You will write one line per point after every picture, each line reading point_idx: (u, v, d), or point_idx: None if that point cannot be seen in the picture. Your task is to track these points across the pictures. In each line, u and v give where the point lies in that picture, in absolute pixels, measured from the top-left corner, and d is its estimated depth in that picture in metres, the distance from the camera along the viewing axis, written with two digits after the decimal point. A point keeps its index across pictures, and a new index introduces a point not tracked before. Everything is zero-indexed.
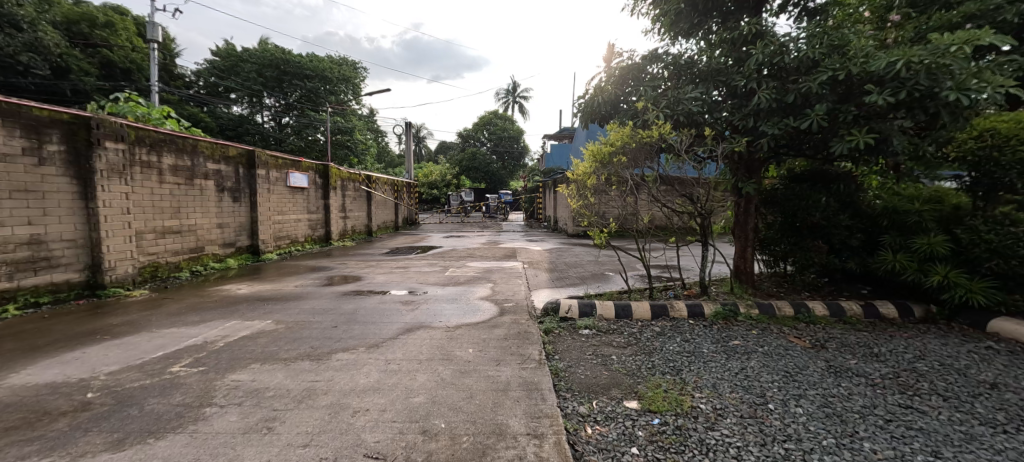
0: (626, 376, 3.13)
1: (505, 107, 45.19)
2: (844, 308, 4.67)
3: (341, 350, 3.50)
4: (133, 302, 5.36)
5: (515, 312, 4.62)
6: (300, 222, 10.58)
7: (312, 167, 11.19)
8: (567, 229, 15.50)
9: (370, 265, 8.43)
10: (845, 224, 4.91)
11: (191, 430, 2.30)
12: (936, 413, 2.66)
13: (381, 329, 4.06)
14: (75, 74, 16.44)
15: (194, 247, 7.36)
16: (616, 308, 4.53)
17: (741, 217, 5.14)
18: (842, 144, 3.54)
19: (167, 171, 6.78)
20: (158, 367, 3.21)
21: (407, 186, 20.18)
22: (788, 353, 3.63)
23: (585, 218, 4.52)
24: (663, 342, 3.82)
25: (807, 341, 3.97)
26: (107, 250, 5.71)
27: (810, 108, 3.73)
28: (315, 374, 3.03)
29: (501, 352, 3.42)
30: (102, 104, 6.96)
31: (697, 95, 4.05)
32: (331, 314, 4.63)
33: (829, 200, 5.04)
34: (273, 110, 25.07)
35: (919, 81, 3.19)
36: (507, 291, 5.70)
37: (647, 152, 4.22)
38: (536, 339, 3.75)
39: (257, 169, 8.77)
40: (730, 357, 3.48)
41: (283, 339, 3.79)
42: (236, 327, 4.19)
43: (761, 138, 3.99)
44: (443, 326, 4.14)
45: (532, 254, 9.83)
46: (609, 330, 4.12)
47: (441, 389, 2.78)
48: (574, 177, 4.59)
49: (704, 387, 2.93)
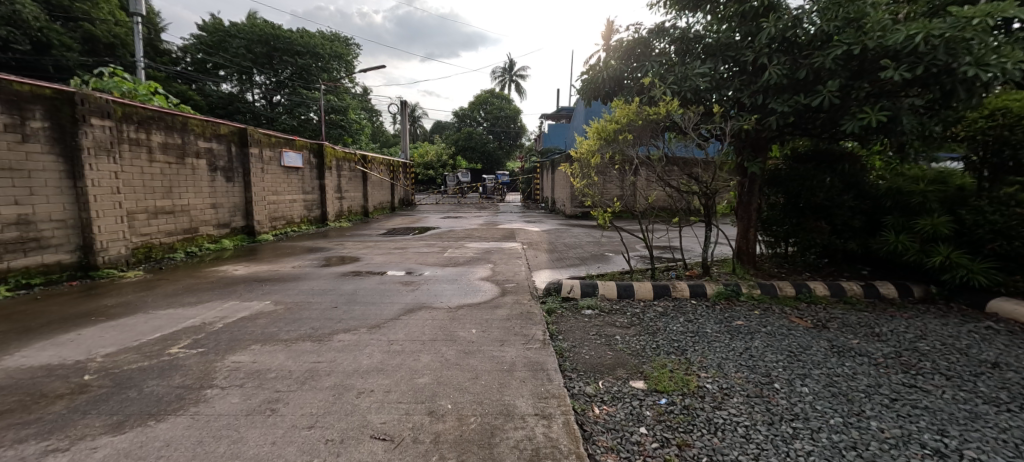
0: (631, 356, 3.12)
1: (502, 86, 44.30)
2: (845, 288, 4.69)
3: (343, 330, 3.46)
4: (127, 283, 5.27)
5: (517, 292, 4.58)
6: (295, 203, 10.45)
7: (307, 146, 10.95)
8: (565, 210, 15.46)
9: (368, 245, 8.36)
10: (849, 205, 4.86)
11: (192, 412, 2.25)
12: (940, 392, 2.67)
13: (382, 310, 4.01)
14: (57, 50, 15.88)
15: (188, 228, 7.23)
16: (619, 288, 4.52)
17: (745, 197, 5.10)
18: (854, 122, 3.47)
19: (157, 150, 6.60)
20: (157, 348, 3.16)
21: (403, 167, 19.99)
22: (791, 333, 3.64)
23: (590, 199, 4.40)
24: (666, 322, 3.81)
25: (809, 321, 3.98)
26: (98, 230, 5.57)
27: (821, 85, 3.65)
28: (317, 355, 2.99)
29: (504, 332, 3.39)
30: (85, 79, 6.71)
31: (706, 71, 3.94)
32: (330, 294, 4.58)
33: (833, 180, 4.98)
34: (264, 88, 24.50)
35: (937, 56, 3.10)
36: (508, 272, 5.66)
37: (652, 131, 4.07)
38: (539, 319, 3.72)
39: (249, 147, 8.55)
40: (733, 337, 3.47)
41: (283, 320, 3.74)
42: (235, 308, 4.13)
43: (770, 117, 3.92)
44: (445, 307, 4.10)
45: (531, 235, 9.76)
46: (612, 310, 4.11)
47: (446, 369, 2.74)
48: (576, 155, 4.50)
49: (710, 367, 2.92)
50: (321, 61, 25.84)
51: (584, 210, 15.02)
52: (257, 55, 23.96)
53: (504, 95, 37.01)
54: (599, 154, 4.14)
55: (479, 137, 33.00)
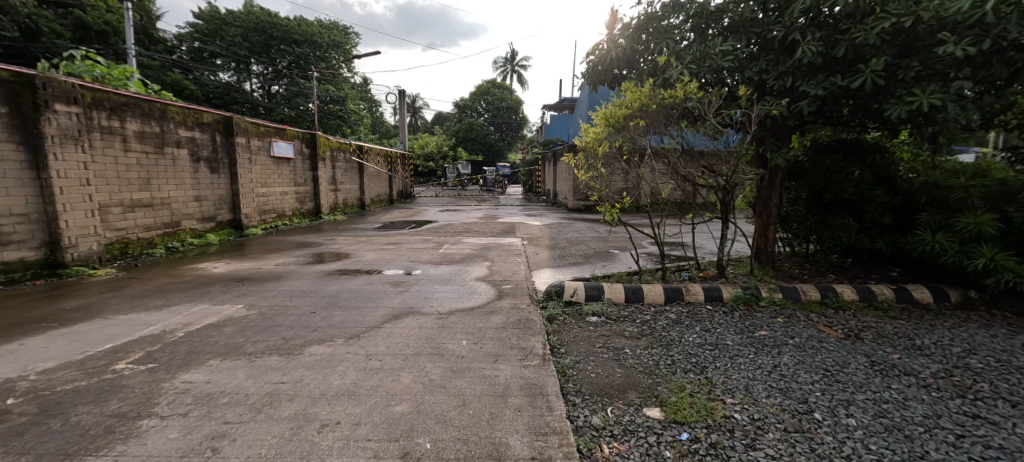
0: (644, 376, 2.71)
1: (504, 76, 43.64)
2: (875, 292, 4.28)
3: (316, 342, 3.06)
4: (95, 282, 4.88)
5: (515, 296, 4.17)
6: (286, 195, 10.05)
7: (298, 136, 10.51)
8: (567, 203, 15.02)
9: (360, 240, 7.96)
10: (880, 200, 4.40)
11: (116, 453, 1.86)
12: (1011, 425, 2.26)
13: (364, 316, 3.61)
14: (47, 37, 15.41)
15: (169, 222, 6.84)
16: (627, 291, 4.11)
17: (764, 192, 4.67)
18: (901, 107, 3.04)
19: (132, 138, 6.19)
20: (102, 363, 2.76)
21: (402, 159, 19.55)
22: (822, 346, 3.23)
23: (595, 193, 3.96)
24: (680, 332, 3.40)
25: (839, 331, 3.57)
26: (66, 225, 5.18)
27: (862, 64, 3.21)
28: (281, 373, 2.59)
29: (499, 345, 2.98)
30: (55, 62, 6.28)
31: (729, 48, 3.48)
32: (310, 297, 4.17)
33: (863, 173, 4.53)
34: (261, 78, 23.99)
35: (1007, 27, 2.65)
36: (505, 271, 5.24)
37: (667, 118, 3.63)
38: (538, 328, 3.32)
39: (236, 137, 8.13)
40: (759, 352, 3.06)
41: (253, 328, 3.34)
42: (203, 313, 3.73)
43: (800, 101, 3.49)
44: (434, 312, 3.70)
45: (531, 230, 9.33)
46: (619, 317, 3.70)
47: (428, 394, 2.34)
48: (580, 145, 4.05)
49: (736, 390, 2.51)
50: (319, 50, 25.28)
51: (587, 203, 14.57)
52: (253, 43, 23.42)
53: (505, 85, 36.32)
54: (607, 143, 3.70)
55: (480, 128, 32.36)
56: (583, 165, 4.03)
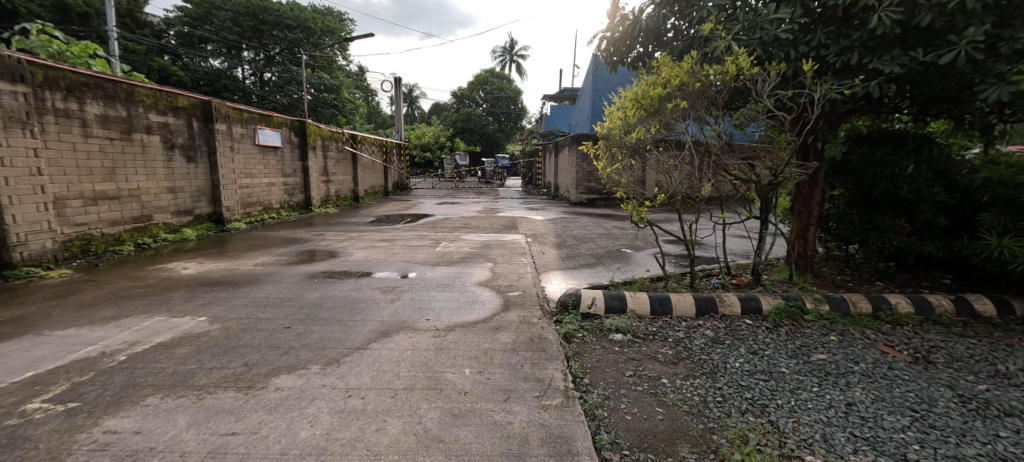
0: (692, 419, 2.16)
1: (503, 65, 42.79)
2: (932, 304, 3.75)
3: (285, 369, 2.50)
4: (44, 286, 4.28)
5: (524, 307, 3.60)
6: (273, 186, 9.42)
7: (286, 123, 9.85)
8: (569, 196, 14.44)
9: (351, 236, 7.37)
10: (939, 199, 3.85)
11: None
12: None
13: (347, 332, 3.05)
14: (24, 19, 14.58)
15: (138, 216, 6.22)
16: (653, 302, 3.57)
17: (803, 187, 4.11)
18: (1000, 88, 2.50)
19: (94, 123, 5.55)
20: (9, 401, 2.18)
21: (398, 149, 18.89)
22: (894, 375, 2.69)
23: (619, 189, 3.39)
24: (723, 355, 2.85)
25: (905, 353, 3.05)
26: (13, 221, 4.56)
27: (950, 36, 2.66)
28: (234, 418, 2.03)
29: (509, 376, 2.43)
30: (5, 36, 5.61)
31: (786, 16, 2.89)
32: (287, 307, 3.60)
33: (918, 167, 3.98)
34: (252, 64, 23.13)
35: None
36: (511, 275, 4.68)
37: (708, 100, 3.06)
38: (555, 351, 2.77)
39: (215, 123, 7.49)
40: (824, 384, 2.52)
41: (211, 350, 2.77)
42: (157, 328, 3.15)
43: (868, 81, 2.93)
44: (430, 328, 3.14)
45: (534, 226, 8.77)
46: (647, 335, 3.15)
47: (421, 452, 1.79)
48: (601, 133, 3.48)
49: (813, 443, 1.97)
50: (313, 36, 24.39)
51: (590, 196, 14.01)
52: (244, 28, 22.52)
53: (504, 75, 35.49)
54: (638, 130, 3.10)
55: (479, 119, 31.61)
56: (604, 157, 3.44)
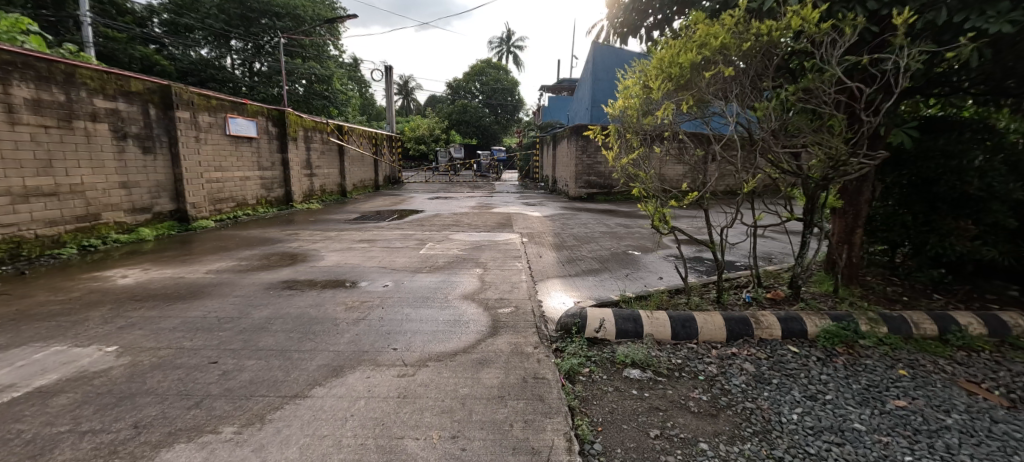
0: None
1: (500, 56, 41.76)
2: (1009, 324, 3.10)
3: (184, 433, 1.83)
4: None
5: (516, 330, 2.92)
6: (247, 180, 8.68)
7: (262, 112, 9.07)
8: (568, 191, 13.74)
9: (328, 236, 6.66)
10: (1017, 197, 3.18)
11: None
12: None
13: (286, 370, 2.35)
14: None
15: (83, 214, 5.51)
16: (675, 323, 2.90)
17: (850, 183, 3.44)
18: None
19: (22, 108, 4.82)
20: None
21: (389, 141, 18.11)
22: (1003, 432, 2.03)
23: (637, 184, 2.72)
24: (774, 402, 2.19)
25: (1000, 395, 2.39)
26: None
27: None
28: None
29: (491, 445, 1.77)
30: None
31: None
32: (223, 331, 2.90)
33: (990, 159, 3.31)
34: (239, 52, 22.19)
35: None
36: (502, 284, 3.99)
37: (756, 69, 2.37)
38: (556, 401, 2.10)
39: (176, 110, 6.76)
40: (918, 450, 1.86)
41: (98, 400, 2.09)
42: (45, 364, 2.46)
43: (964, 45, 2.24)
44: (395, 363, 2.46)
45: (531, 223, 8.06)
46: (673, 370, 2.48)
47: None
48: (615, 113, 2.80)
49: None
50: None
51: (589, 191, 13.34)
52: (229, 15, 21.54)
53: (501, 65, 34.53)
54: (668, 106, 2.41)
55: (474, 111, 30.76)
56: (618, 145, 2.77)
